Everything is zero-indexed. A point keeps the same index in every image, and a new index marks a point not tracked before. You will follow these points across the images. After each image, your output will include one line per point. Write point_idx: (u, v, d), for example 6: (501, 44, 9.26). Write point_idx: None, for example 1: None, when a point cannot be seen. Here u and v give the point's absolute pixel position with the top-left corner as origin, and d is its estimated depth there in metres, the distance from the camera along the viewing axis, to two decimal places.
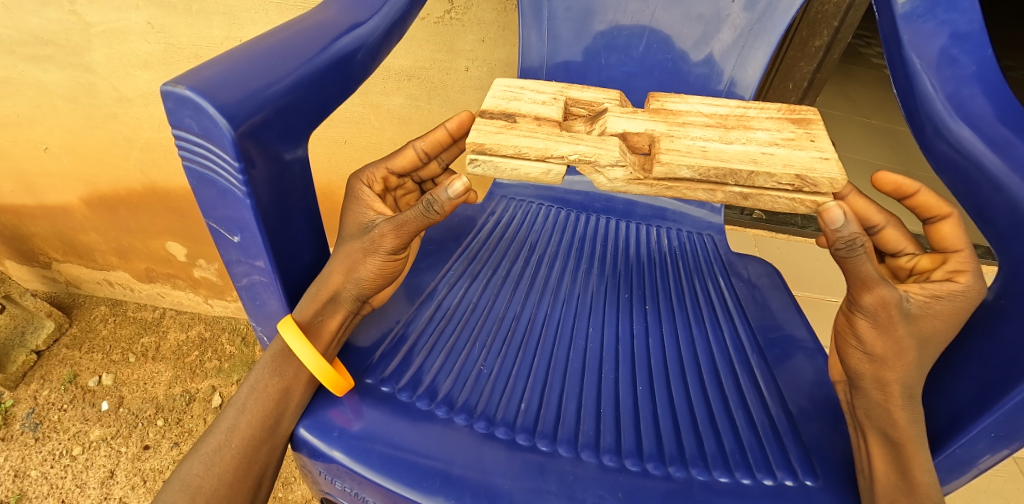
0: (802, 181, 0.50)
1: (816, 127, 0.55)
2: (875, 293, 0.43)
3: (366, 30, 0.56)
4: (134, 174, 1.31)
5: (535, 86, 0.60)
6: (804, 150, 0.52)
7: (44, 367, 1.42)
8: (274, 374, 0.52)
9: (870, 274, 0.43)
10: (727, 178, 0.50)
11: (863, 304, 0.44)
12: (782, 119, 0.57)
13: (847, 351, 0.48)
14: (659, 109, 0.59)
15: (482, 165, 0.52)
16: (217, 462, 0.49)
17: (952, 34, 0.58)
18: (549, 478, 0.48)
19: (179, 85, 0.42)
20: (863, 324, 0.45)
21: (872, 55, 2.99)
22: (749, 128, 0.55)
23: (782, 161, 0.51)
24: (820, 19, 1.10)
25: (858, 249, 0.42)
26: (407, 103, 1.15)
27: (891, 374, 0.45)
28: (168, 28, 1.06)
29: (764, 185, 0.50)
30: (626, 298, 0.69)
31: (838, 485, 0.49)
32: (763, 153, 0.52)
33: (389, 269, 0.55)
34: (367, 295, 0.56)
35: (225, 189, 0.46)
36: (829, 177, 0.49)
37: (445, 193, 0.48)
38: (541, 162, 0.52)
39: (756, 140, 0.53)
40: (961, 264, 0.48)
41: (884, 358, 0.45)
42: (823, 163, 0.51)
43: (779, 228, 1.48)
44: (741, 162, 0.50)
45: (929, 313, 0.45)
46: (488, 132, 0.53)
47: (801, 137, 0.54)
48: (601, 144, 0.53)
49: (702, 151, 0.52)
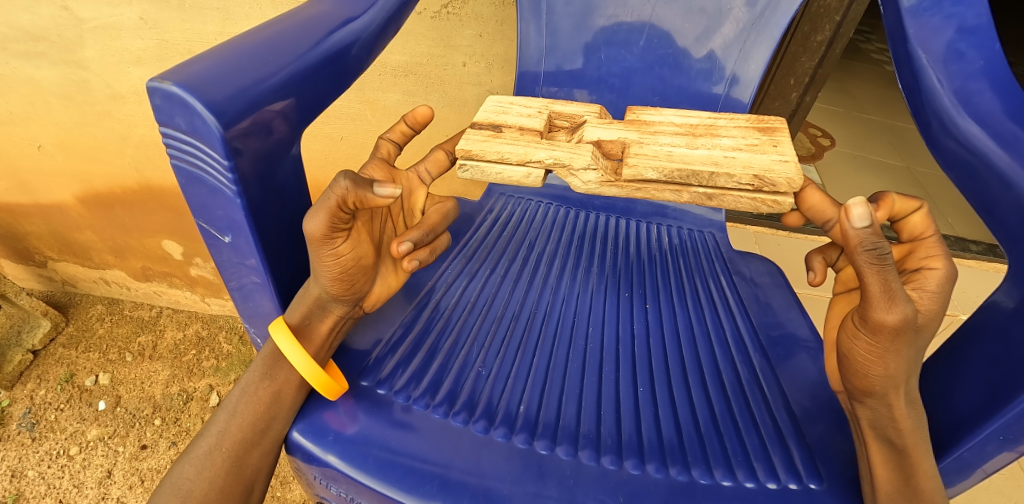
0: (762, 180, 0.48)
1: (781, 134, 0.54)
2: (896, 311, 0.40)
3: (360, 24, 0.55)
4: (129, 172, 1.30)
5: (523, 101, 0.60)
6: (765, 154, 0.51)
7: (40, 367, 1.41)
8: (266, 378, 0.51)
9: (893, 287, 0.40)
10: (691, 178, 0.49)
11: (882, 324, 0.41)
12: (750, 127, 0.55)
13: (852, 369, 0.45)
14: (634, 121, 0.58)
15: (469, 170, 0.52)
16: (208, 466, 0.48)
17: (959, 28, 0.57)
18: (549, 482, 0.47)
19: (166, 81, 0.41)
20: (875, 345, 0.42)
21: (873, 50, 2.98)
22: (716, 136, 0.54)
23: (742, 163, 0.50)
24: (823, 14, 1.09)
25: (886, 257, 0.39)
26: (404, 99, 1.13)
27: (897, 386, 0.43)
28: (161, 23, 1.05)
29: (727, 185, 0.49)
30: (626, 296, 0.68)
31: (842, 489, 0.48)
32: (726, 156, 0.51)
33: (340, 260, 0.49)
34: (344, 295, 0.52)
35: (215, 187, 0.45)
36: (787, 177, 0.48)
37: (372, 190, 0.44)
38: (520, 166, 0.51)
39: (720, 146, 0.52)
40: (931, 250, 0.46)
41: (894, 375, 0.43)
42: (783, 165, 0.49)
43: (780, 225, 1.47)
44: (704, 164, 0.49)
45: (928, 314, 0.43)
46: (475, 140, 0.53)
47: (764, 143, 0.53)
48: (575, 150, 0.52)
49: (667, 155, 0.51)
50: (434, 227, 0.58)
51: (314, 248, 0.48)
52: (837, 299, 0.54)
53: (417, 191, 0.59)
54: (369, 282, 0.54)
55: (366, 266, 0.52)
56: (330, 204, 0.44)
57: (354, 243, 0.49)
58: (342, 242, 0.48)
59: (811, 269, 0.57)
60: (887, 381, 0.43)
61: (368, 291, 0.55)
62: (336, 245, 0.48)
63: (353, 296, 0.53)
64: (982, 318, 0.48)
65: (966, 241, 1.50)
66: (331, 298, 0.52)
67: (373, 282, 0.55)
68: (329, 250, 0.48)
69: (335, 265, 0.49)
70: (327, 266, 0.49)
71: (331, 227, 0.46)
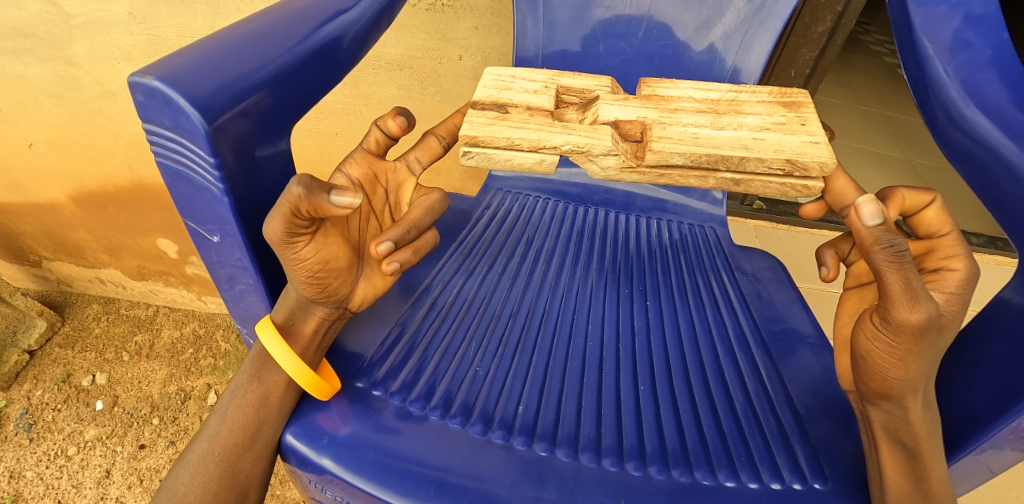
0: (792, 165, 0.48)
1: (807, 110, 0.53)
2: (920, 311, 0.39)
3: (351, 16, 0.54)
4: (122, 170, 1.28)
5: (526, 74, 0.58)
6: (794, 133, 0.50)
7: (37, 367, 1.40)
8: (255, 381, 0.50)
9: (916, 285, 0.39)
10: (719, 163, 0.48)
11: (900, 324, 0.40)
12: (774, 102, 0.54)
13: (869, 371, 0.44)
14: (651, 95, 0.56)
15: (475, 157, 0.49)
16: (201, 471, 0.47)
17: (966, 17, 0.56)
18: (549, 485, 0.46)
19: (147, 75, 0.39)
20: (896, 346, 0.41)
21: (871, 42, 2.96)
22: (740, 113, 0.53)
23: (772, 146, 0.49)
24: (824, 4, 1.08)
25: (904, 254, 0.39)
26: (399, 93, 1.12)
27: (912, 388, 0.42)
28: (151, 18, 1.03)
29: (755, 170, 0.48)
30: (626, 293, 0.67)
31: (849, 488, 0.47)
32: (754, 138, 0.49)
33: (306, 264, 0.46)
34: (323, 298, 0.50)
35: (201, 186, 0.44)
36: (819, 161, 0.47)
37: (329, 197, 0.42)
38: (533, 152, 0.49)
39: (747, 126, 0.51)
40: (951, 250, 0.46)
41: (914, 379, 0.42)
42: (814, 147, 0.49)
43: (781, 219, 1.46)
44: (733, 148, 0.48)
45: (951, 314, 0.42)
46: (480, 124, 0.50)
47: (791, 121, 0.52)
48: (594, 133, 0.50)
49: (693, 138, 0.49)
50: (418, 224, 0.53)
51: (278, 252, 0.46)
52: (848, 293, 0.54)
53: (406, 182, 0.58)
54: (348, 284, 0.52)
55: (341, 267, 0.50)
56: (282, 211, 0.42)
57: (320, 245, 0.47)
58: (304, 245, 0.46)
59: (823, 265, 0.55)
60: (906, 384, 0.42)
61: (350, 293, 0.52)
62: (297, 249, 0.45)
63: (332, 299, 0.51)
64: (991, 315, 0.47)
65: (968, 233, 1.49)
66: (310, 300, 0.50)
67: (354, 283, 0.52)
68: (292, 254, 0.45)
69: (302, 269, 0.47)
70: (294, 269, 0.47)
71: (288, 232, 0.43)
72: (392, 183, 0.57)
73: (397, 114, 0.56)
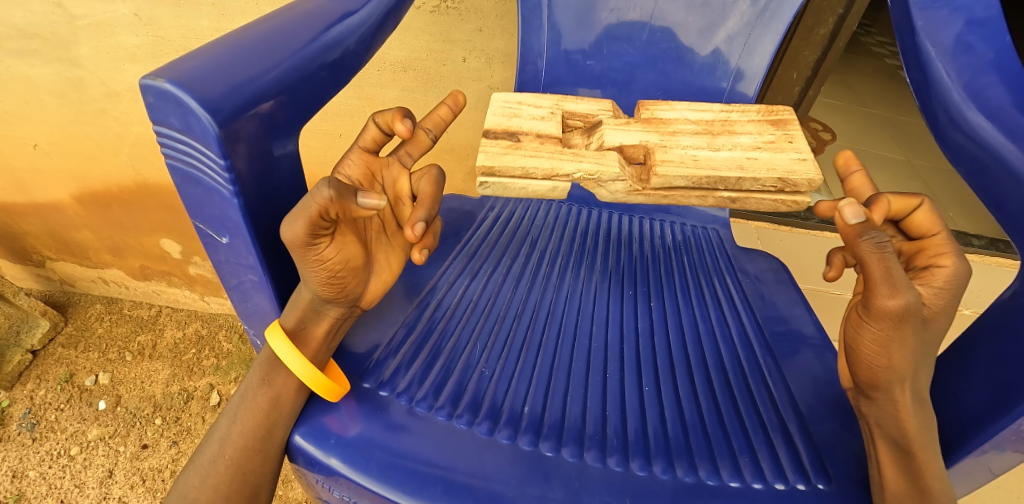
0: (785, 183, 0.48)
1: (795, 128, 0.53)
2: (899, 298, 0.39)
3: (358, 19, 0.54)
4: (126, 171, 1.29)
5: (532, 99, 0.58)
6: (784, 152, 0.51)
7: (40, 367, 1.40)
8: (264, 384, 0.50)
9: (895, 274, 0.39)
10: (718, 184, 0.48)
11: (881, 311, 0.40)
12: (763, 121, 0.55)
13: (858, 360, 0.44)
14: (650, 119, 0.56)
15: (492, 187, 0.50)
16: (211, 473, 0.48)
17: (968, 21, 0.56)
18: (554, 484, 0.47)
19: (159, 79, 0.40)
20: (880, 333, 0.41)
21: (874, 43, 2.96)
22: (734, 133, 0.53)
23: (766, 165, 0.49)
24: (826, 6, 1.08)
25: (885, 246, 0.40)
26: (403, 95, 1.13)
27: (903, 380, 0.43)
28: (155, 19, 1.04)
29: (751, 189, 0.49)
30: (630, 293, 0.68)
31: (850, 488, 0.48)
32: (749, 157, 0.50)
33: (326, 264, 0.47)
34: (338, 298, 0.50)
35: (211, 187, 0.44)
36: (809, 178, 0.48)
37: (359, 198, 0.43)
38: (547, 180, 0.50)
39: (741, 145, 0.51)
40: (940, 248, 0.46)
41: (899, 368, 0.42)
42: (803, 164, 0.49)
43: (783, 220, 1.46)
44: (730, 170, 0.48)
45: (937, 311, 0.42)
46: (495, 154, 0.50)
47: (781, 139, 0.52)
48: (602, 160, 0.51)
49: (694, 160, 0.50)
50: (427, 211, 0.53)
51: (298, 255, 0.46)
52: None
53: (402, 177, 0.58)
54: (362, 283, 0.52)
55: (359, 265, 0.50)
56: (309, 212, 0.42)
57: (341, 247, 0.47)
58: (326, 246, 0.46)
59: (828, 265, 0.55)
60: (892, 373, 0.42)
61: (362, 291, 0.53)
62: (319, 250, 0.46)
63: (346, 298, 0.51)
64: (991, 317, 0.47)
65: (969, 235, 1.50)
66: (325, 301, 0.50)
67: (365, 282, 0.53)
68: (314, 255, 0.46)
69: (322, 270, 0.47)
70: (313, 270, 0.47)
71: (312, 233, 0.44)
72: (389, 179, 0.57)
73: (403, 117, 0.54)
